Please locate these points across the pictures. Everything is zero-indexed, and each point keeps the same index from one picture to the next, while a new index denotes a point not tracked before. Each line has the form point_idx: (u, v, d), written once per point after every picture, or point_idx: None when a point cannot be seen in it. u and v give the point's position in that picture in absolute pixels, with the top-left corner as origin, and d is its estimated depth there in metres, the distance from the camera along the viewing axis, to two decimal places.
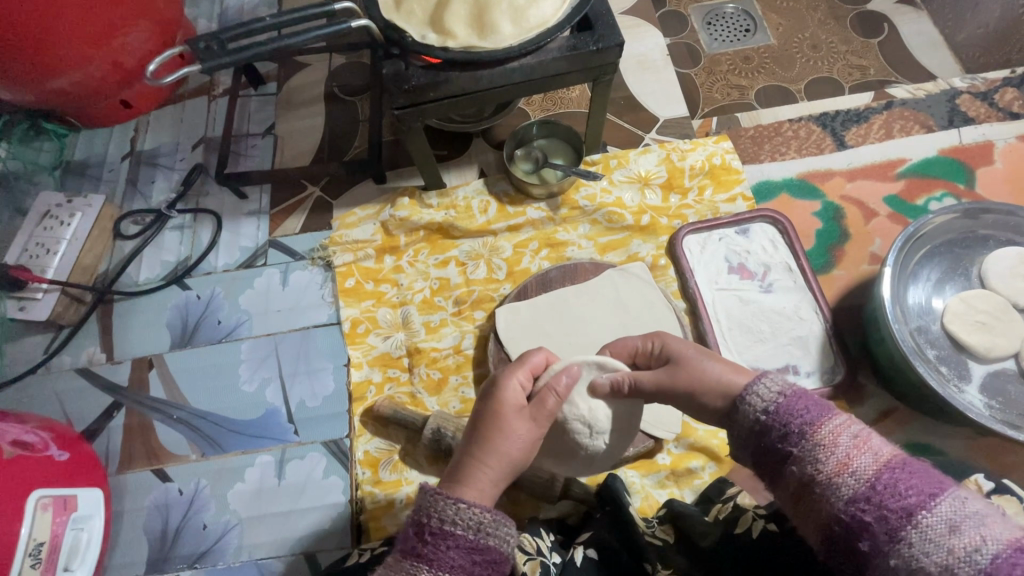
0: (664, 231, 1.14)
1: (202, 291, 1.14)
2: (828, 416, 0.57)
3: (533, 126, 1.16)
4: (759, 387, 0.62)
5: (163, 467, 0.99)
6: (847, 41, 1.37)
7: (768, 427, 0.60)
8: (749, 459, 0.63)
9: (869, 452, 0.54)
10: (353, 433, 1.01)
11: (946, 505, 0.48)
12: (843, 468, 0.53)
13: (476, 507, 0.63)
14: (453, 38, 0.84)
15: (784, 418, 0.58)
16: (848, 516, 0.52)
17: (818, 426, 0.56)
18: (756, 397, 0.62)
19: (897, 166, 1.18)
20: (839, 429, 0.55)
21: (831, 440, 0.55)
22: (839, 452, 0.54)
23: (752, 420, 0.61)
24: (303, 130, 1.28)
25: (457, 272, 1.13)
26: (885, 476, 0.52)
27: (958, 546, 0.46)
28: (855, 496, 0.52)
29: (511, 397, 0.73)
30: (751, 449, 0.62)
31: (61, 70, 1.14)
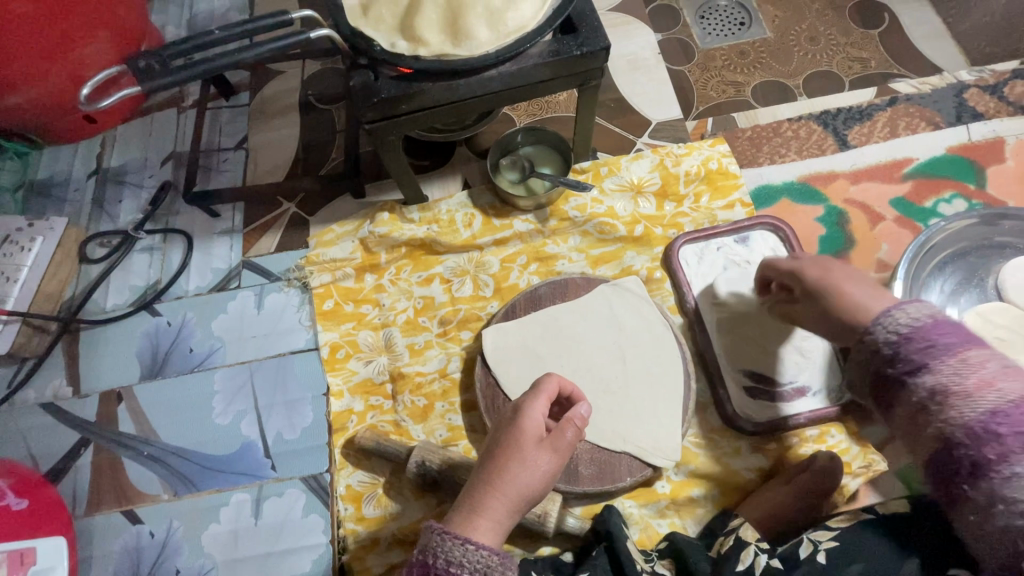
0: (658, 241, 1.08)
1: (173, 317, 1.08)
2: (971, 345, 0.56)
3: (518, 133, 1.10)
4: (897, 313, 0.61)
5: (134, 508, 0.94)
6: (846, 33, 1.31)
7: (899, 345, 0.59)
8: (874, 375, 0.62)
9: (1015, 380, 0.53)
10: (334, 467, 0.95)
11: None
12: (986, 386, 0.53)
13: (483, 549, 0.64)
14: (424, 44, 0.77)
15: (920, 336, 0.58)
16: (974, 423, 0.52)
17: (956, 349, 0.56)
18: (893, 319, 0.61)
19: (904, 166, 1.12)
20: (984, 357, 0.55)
21: (976, 363, 0.54)
22: (979, 374, 0.54)
23: (879, 341, 0.61)
24: (278, 143, 1.21)
25: (441, 289, 1.08)
26: None
27: None
28: (993, 409, 0.52)
29: (529, 426, 0.74)
30: (876, 362, 0.61)
31: (14, 87, 1.08)
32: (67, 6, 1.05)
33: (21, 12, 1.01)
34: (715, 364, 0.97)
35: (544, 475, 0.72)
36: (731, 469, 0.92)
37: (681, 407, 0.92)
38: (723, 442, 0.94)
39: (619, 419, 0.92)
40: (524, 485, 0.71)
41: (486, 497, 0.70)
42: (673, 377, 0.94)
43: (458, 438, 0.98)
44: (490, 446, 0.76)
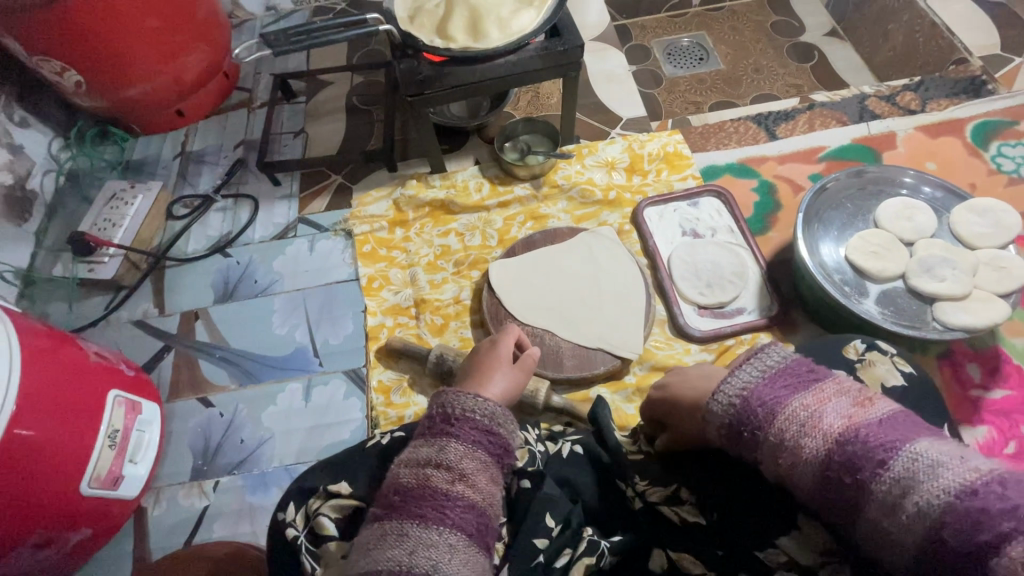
0: (628, 204, 1.37)
1: (241, 258, 1.35)
2: (785, 404, 0.58)
3: (518, 123, 1.42)
4: (720, 392, 0.63)
5: (206, 396, 1.17)
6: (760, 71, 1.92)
7: (738, 426, 0.62)
8: (738, 452, 0.64)
9: (821, 433, 0.55)
10: (369, 365, 1.19)
11: (898, 464, 0.51)
12: (802, 455, 0.56)
13: (489, 400, 0.77)
14: (453, 41, 1.10)
15: (744, 416, 0.61)
16: (825, 479, 0.55)
17: (772, 416, 0.59)
18: (719, 400, 0.63)
19: (819, 152, 1.43)
20: (793, 415, 0.57)
21: (787, 433, 0.57)
22: (793, 440, 0.57)
23: (722, 423, 0.63)
24: (328, 133, 1.53)
25: (457, 240, 1.36)
26: (839, 453, 0.54)
27: (909, 503, 0.49)
28: (820, 478, 0.55)
29: (503, 354, 1.00)
30: (729, 445, 0.64)
31: (133, 81, 1.40)
32: (181, 26, 1.40)
33: (151, 28, 1.35)
34: (672, 290, 1.24)
35: (509, 386, 0.97)
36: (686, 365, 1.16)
37: (644, 317, 1.18)
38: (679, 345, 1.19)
39: (595, 326, 1.18)
40: (500, 388, 0.95)
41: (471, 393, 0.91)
42: (638, 296, 1.21)
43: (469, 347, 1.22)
44: (470, 368, 0.99)
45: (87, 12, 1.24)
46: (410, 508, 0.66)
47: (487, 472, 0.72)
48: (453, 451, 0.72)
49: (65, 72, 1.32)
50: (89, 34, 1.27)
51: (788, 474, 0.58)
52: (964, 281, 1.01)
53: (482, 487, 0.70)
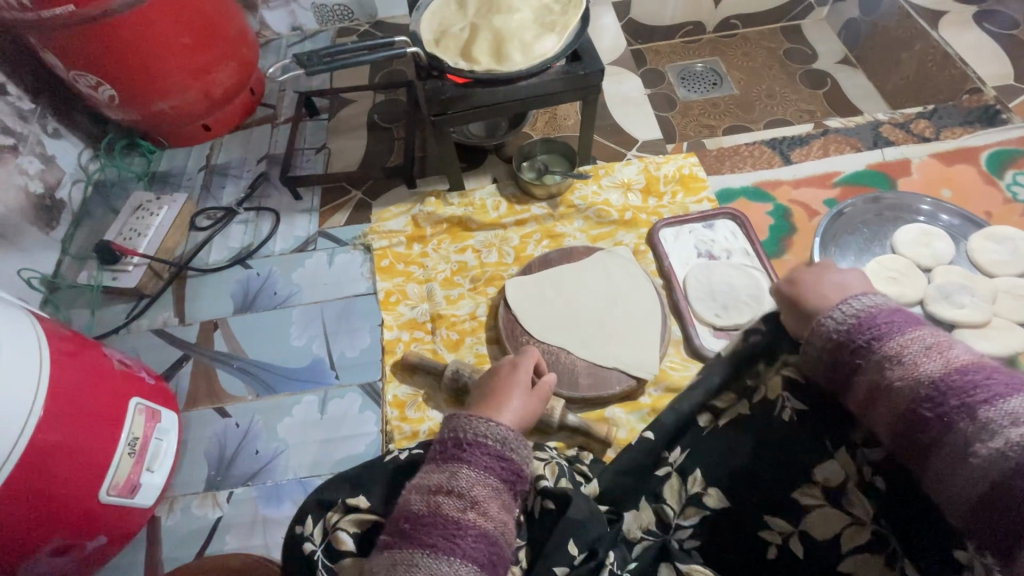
0: (644, 224, 1.38)
1: (262, 269, 1.37)
2: (902, 331, 0.64)
3: (536, 143, 1.44)
4: (840, 307, 0.69)
5: (223, 406, 1.18)
6: (773, 97, 1.95)
7: (843, 343, 0.67)
8: (833, 374, 0.69)
9: (939, 359, 0.60)
10: (385, 379, 1.19)
11: (1012, 403, 0.55)
12: (909, 372, 0.61)
13: (503, 425, 0.77)
14: (478, 64, 1.13)
15: (856, 335, 0.66)
16: (919, 402, 0.60)
17: (895, 334, 0.64)
18: (835, 316, 0.69)
19: (834, 177, 1.44)
20: (911, 340, 0.63)
21: (900, 351, 0.62)
22: (910, 358, 0.61)
23: (829, 337, 0.68)
24: (350, 149, 1.57)
25: (473, 256, 1.37)
26: (950, 378, 0.58)
27: (1008, 432, 0.53)
28: (920, 397, 0.60)
29: (522, 379, 0.97)
30: (825, 364, 0.69)
31: (164, 95, 1.44)
32: (212, 43, 1.44)
33: (184, 45, 1.39)
34: (687, 311, 1.24)
35: (527, 411, 0.93)
36: None
37: (659, 338, 1.18)
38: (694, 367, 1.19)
39: (610, 344, 1.18)
40: (518, 411, 0.92)
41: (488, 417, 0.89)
42: (653, 316, 1.21)
43: (484, 363, 1.23)
44: (487, 391, 0.97)
45: (126, 29, 1.28)
46: (421, 538, 0.66)
47: (499, 499, 0.71)
48: (464, 477, 0.71)
49: (99, 87, 1.36)
50: (125, 51, 1.31)
51: (879, 393, 0.64)
52: (984, 309, 1.01)
53: (493, 516, 0.69)
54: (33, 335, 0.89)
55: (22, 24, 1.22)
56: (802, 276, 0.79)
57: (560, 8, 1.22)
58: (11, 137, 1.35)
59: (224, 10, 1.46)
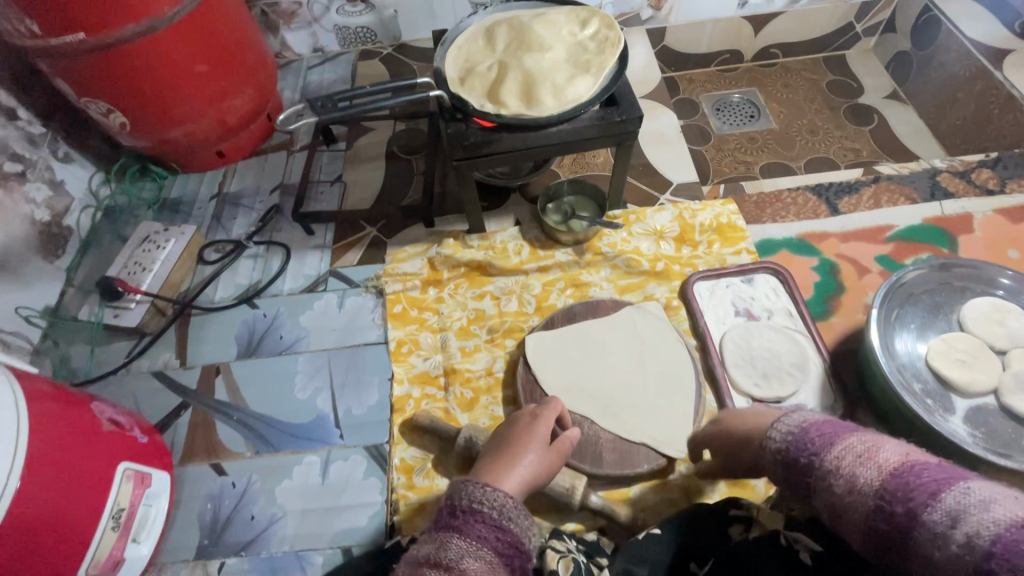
0: (676, 277, 1.28)
1: (269, 310, 1.30)
2: (835, 441, 0.60)
3: (563, 184, 1.35)
4: (778, 425, 0.67)
5: (220, 462, 1.10)
6: (814, 132, 1.83)
7: (789, 461, 0.64)
8: (798, 494, 0.64)
9: (875, 465, 0.55)
10: (392, 440, 1.11)
11: (950, 498, 0.49)
12: (851, 484, 0.56)
13: (501, 491, 0.69)
14: (506, 107, 1.05)
15: (799, 450, 0.63)
16: (872, 517, 0.54)
17: (830, 446, 0.60)
18: (775, 435, 0.67)
19: (886, 231, 1.32)
20: (846, 448, 0.58)
21: (837, 464, 0.58)
22: (847, 470, 0.57)
23: (775, 456, 0.66)
24: (366, 181, 1.49)
25: (492, 304, 1.28)
26: (892, 483, 0.53)
27: (957, 535, 0.48)
28: (867, 507, 0.54)
29: (542, 432, 0.90)
30: (789, 485, 0.65)
31: (176, 124, 1.38)
32: (229, 71, 1.38)
33: (200, 73, 1.33)
34: (724, 378, 1.13)
35: (544, 465, 0.87)
36: None
37: (693, 409, 1.08)
38: None
39: (638, 414, 1.08)
40: (535, 467, 0.85)
41: (503, 477, 0.82)
42: (686, 384, 1.11)
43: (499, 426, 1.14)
44: (501, 441, 0.91)
45: (139, 57, 1.22)
46: None
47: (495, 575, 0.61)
48: (455, 548, 0.63)
49: (110, 114, 1.30)
50: (138, 79, 1.25)
51: (837, 514, 0.58)
52: None
53: None
54: (13, 401, 0.83)
55: (31, 52, 1.17)
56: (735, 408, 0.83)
57: (595, 47, 1.12)
58: (20, 163, 1.30)
59: (242, 35, 1.39)
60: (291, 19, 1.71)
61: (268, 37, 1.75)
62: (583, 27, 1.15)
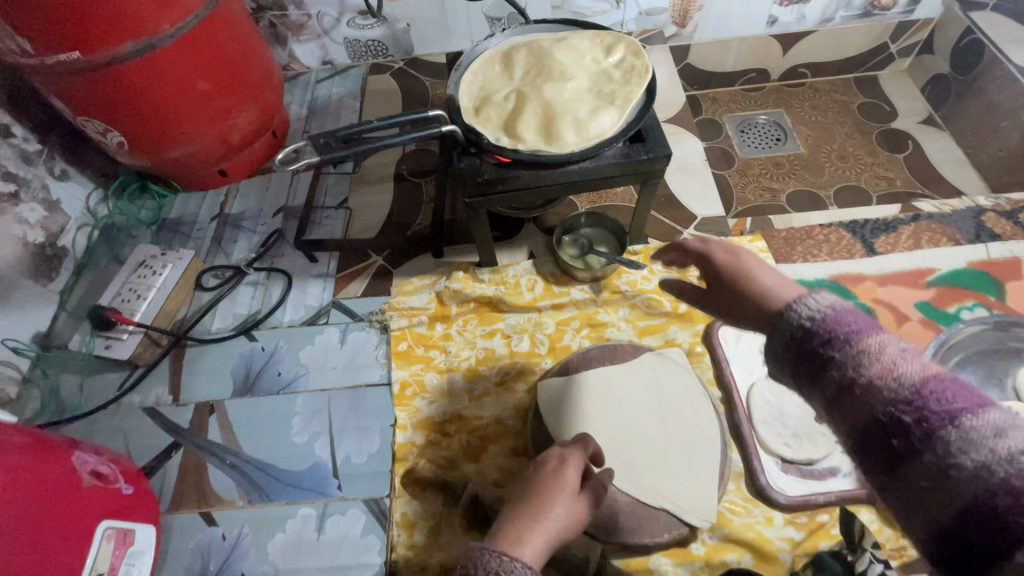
0: (700, 320, 1.20)
1: (267, 343, 1.23)
2: (874, 330, 0.54)
3: (581, 216, 1.27)
4: (809, 298, 0.58)
5: (210, 511, 1.04)
6: (845, 158, 1.74)
7: (810, 334, 0.56)
8: (789, 375, 0.58)
9: (916, 364, 0.51)
10: (393, 493, 1.04)
11: (993, 415, 0.47)
12: (888, 372, 0.51)
13: (518, 561, 0.68)
14: (524, 142, 0.97)
15: (828, 326, 0.55)
16: (890, 414, 0.49)
17: (870, 333, 0.53)
18: (803, 306, 0.57)
19: (927, 275, 1.23)
20: (885, 342, 0.53)
21: (878, 349, 0.52)
22: (887, 358, 0.51)
23: (794, 328, 0.57)
24: (373, 205, 1.42)
25: (502, 343, 1.21)
26: (932, 383, 0.49)
27: (996, 446, 0.45)
28: (897, 398, 0.49)
29: (570, 482, 0.82)
30: (787, 358, 0.57)
31: (177, 143, 1.32)
32: (232, 89, 1.32)
33: (202, 91, 1.26)
34: (751, 436, 1.05)
35: (571, 521, 0.78)
36: (765, 538, 0.97)
37: (718, 472, 1.00)
38: (757, 510, 1.00)
39: (659, 475, 1.00)
40: (561, 521, 0.77)
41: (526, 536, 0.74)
42: (710, 443, 1.03)
43: (508, 481, 1.05)
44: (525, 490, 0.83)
45: (138, 75, 1.16)
46: None
47: None
48: None
49: (107, 133, 1.24)
50: (136, 98, 1.19)
51: (844, 401, 0.53)
52: None
53: None
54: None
55: (26, 70, 1.11)
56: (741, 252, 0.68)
57: (621, 76, 1.04)
58: (13, 183, 1.23)
59: (247, 51, 1.33)
60: (299, 32, 1.64)
61: (276, 49, 1.68)
62: (608, 53, 1.07)
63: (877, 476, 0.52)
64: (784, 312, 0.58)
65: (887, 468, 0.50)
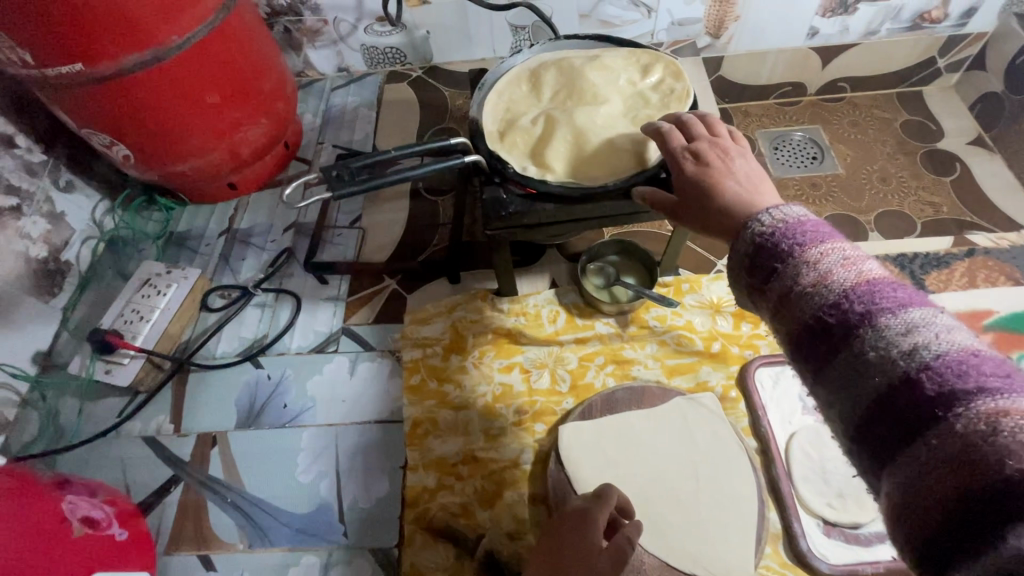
0: (734, 360, 1.12)
1: (273, 371, 1.17)
2: (824, 239, 0.53)
3: (608, 243, 1.20)
4: (767, 214, 0.57)
5: (209, 554, 1.00)
6: (887, 180, 1.63)
7: (761, 249, 0.56)
8: (744, 290, 0.59)
9: (855, 270, 0.50)
10: (403, 543, 0.98)
11: (914, 314, 0.46)
12: (822, 280, 0.50)
13: None
14: (553, 172, 0.90)
15: (778, 239, 0.55)
16: (821, 315, 0.50)
17: (817, 241, 0.53)
18: (760, 222, 0.57)
19: (984, 317, 1.14)
20: (830, 249, 0.52)
21: (819, 258, 0.51)
22: (824, 266, 0.51)
23: (749, 243, 0.57)
24: (387, 223, 1.36)
25: (521, 378, 1.13)
26: (862, 288, 0.49)
27: (906, 342, 0.45)
28: (827, 302, 0.49)
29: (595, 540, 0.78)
30: (743, 273, 0.58)
31: (185, 157, 1.26)
32: (243, 101, 1.26)
33: (211, 103, 1.20)
34: (790, 494, 0.97)
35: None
36: None
37: (754, 535, 0.92)
38: None
39: (688, 536, 0.92)
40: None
41: None
42: (746, 502, 0.95)
43: (524, 532, 0.98)
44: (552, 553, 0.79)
45: (145, 87, 1.10)
46: None
47: None
48: None
49: (113, 146, 1.19)
50: (143, 111, 1.14)
51: (782, 307, 0.53)
52: None
53: None
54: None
55: (28, 81, 1.06)
56: (709, 162, 0.73)
57: (658, 99, 0.96)
58: (15, 196, 1.18)
59: (260, 61, 1.27)
60: (315, 38, 1.57)
61: (290, 55, 1.62)
62: (645, 74, 0.99)
63: (811, 384, 0.52)
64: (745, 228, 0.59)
65: (815, 368, 0.51)
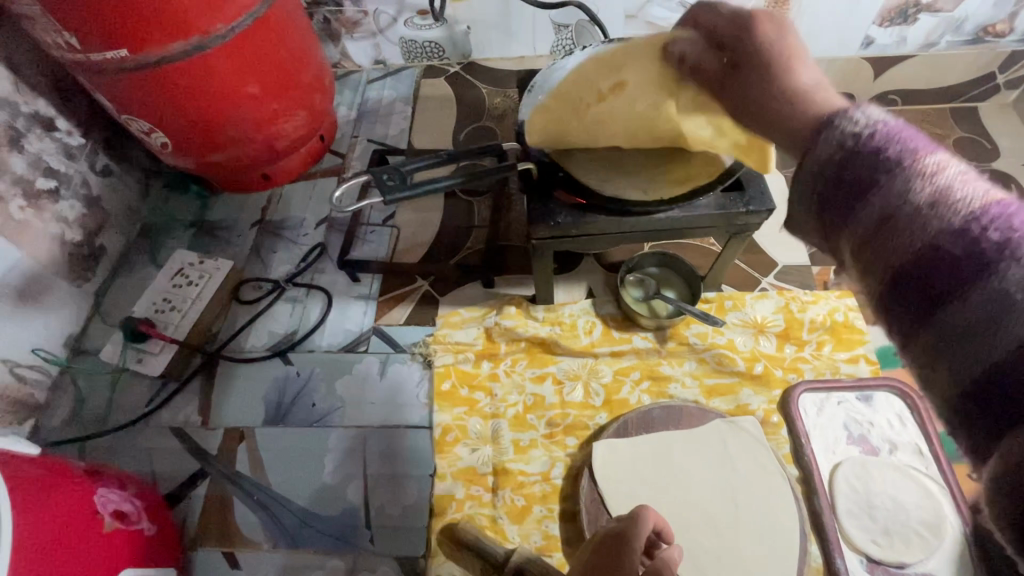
0: (777, 383, 1.07)
1: (303, 368, 1.16)
2: (932, 151, 0.39)
3: (649, 255, 1.16)
4: (856, 113, 0.41)
5: (234, 552, 0.99)
6: None
7: (850, 157, 0.40)
8: (815, 216, 0.44)
9: (978, 188, 0.36)
10: (428, 553, 0.96)
11: None
12: (938, 198, 0.37)
13: None
14: (606, 183, 0.87)
15: (876, 145, 0.39)
16: (924, 252, 0.36)
17: (926, 151, 0.38)
18: (847, 124, 0.41)
19: None
20: (942, 163, 0.38)
21: (931, 171, 0.37)
22: (938, 182, 0.37)
23: (830, 151, 0.41)
24: (421, 223, 1.33)
25: (553, 390, 1.10)
26: (994, 208, 0.35)
27: None
28: (946, 223, 0.36)
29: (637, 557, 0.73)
30: (815, 193, 0.42)
31: (222, 147, 1.25)
32: (282, 93, 1.24)
33: (251, 95, 1.18)
34: (833, 529, 0.93)
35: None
36: None
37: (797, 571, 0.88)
38: None
39: (726, 567, 0.89)
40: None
41: None
42: (788, 536, 0.91)
43: (553, 549, 0.96)
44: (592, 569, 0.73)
45: (186, 76, 1.08)
46: None
47: None
48: None
49: (151, 133, 1.18)
50: (182, 99, 1.12)
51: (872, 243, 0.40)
52: None
53: None
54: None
55: (72, 65, 1.05)
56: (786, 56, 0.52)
57: None
58: (54, 179, 1.17)
59: (301, 53, 1.24)
60: (353, 29, 1.54)
61: (328, 45, 1.59)
62: None
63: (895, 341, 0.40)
64: (827, 127, 0.42)
65: (905, 325, 0.38)
